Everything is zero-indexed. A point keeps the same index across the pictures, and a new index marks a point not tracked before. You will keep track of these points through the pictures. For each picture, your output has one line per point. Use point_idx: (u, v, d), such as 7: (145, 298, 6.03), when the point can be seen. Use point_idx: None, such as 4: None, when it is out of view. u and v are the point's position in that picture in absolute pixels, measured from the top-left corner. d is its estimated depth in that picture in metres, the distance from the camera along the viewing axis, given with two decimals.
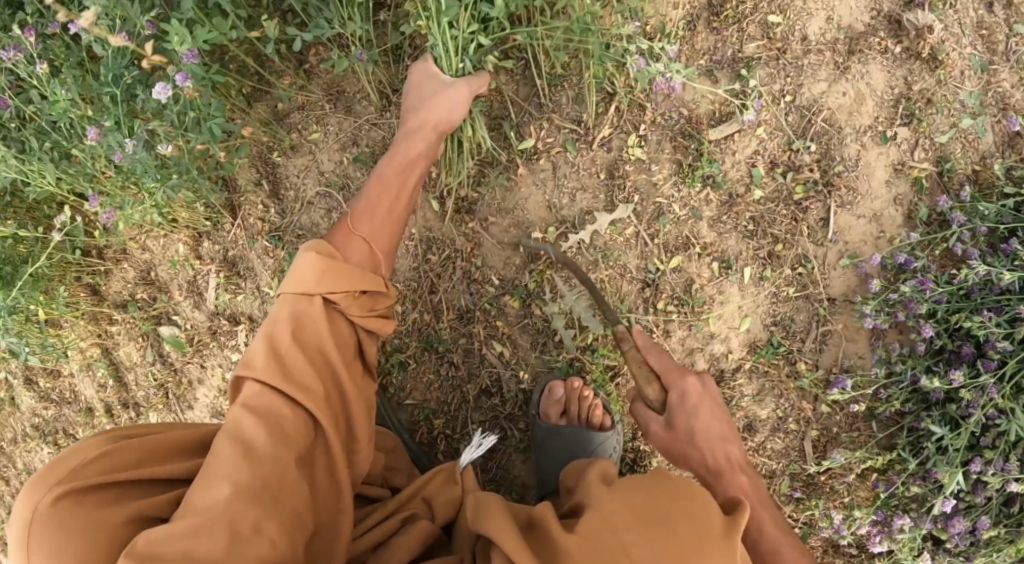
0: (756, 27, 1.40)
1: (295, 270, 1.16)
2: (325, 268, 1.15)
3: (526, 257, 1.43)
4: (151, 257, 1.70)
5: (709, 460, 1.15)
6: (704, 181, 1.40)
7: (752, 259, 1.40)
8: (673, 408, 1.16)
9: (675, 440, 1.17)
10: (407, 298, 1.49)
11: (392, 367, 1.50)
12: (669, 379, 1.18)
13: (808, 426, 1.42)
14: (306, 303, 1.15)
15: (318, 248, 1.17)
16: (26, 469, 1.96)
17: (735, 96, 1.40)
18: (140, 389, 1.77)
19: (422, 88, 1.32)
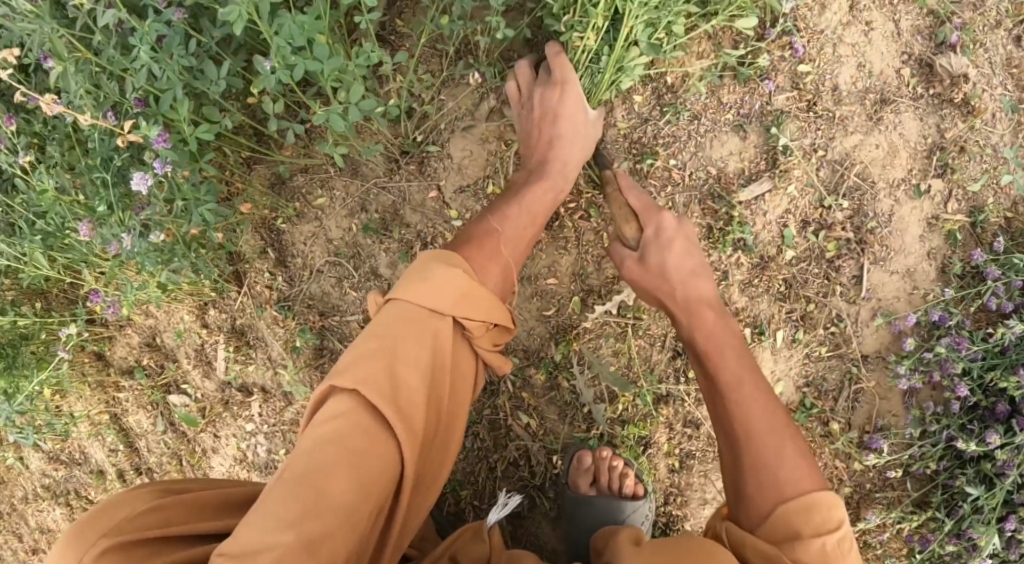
0: (785, 77, 1.34)
1: (431, 284, 1.01)
2: (464, 292, 1.02)
3: (554, 329, 1.39)
4: (155, 323, 1.64)
5: (680, 290, 1.17)
6: (735, 246, 1.35)
7: (783, 322, 1.37)
8: (647, 244, 1.20)
9: (646, 276, 1.20)
10: None
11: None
12: (646, 217, 1.22)
13: (841, 484, 1.39)
14: (437, 323, 1.01)
15: (456, 268, 1.04)
16: (40, 530, 1.83)
17: (764, 154, 1.35)
18: (153, 455, 1.71)
19: (573, 118, 1.28)
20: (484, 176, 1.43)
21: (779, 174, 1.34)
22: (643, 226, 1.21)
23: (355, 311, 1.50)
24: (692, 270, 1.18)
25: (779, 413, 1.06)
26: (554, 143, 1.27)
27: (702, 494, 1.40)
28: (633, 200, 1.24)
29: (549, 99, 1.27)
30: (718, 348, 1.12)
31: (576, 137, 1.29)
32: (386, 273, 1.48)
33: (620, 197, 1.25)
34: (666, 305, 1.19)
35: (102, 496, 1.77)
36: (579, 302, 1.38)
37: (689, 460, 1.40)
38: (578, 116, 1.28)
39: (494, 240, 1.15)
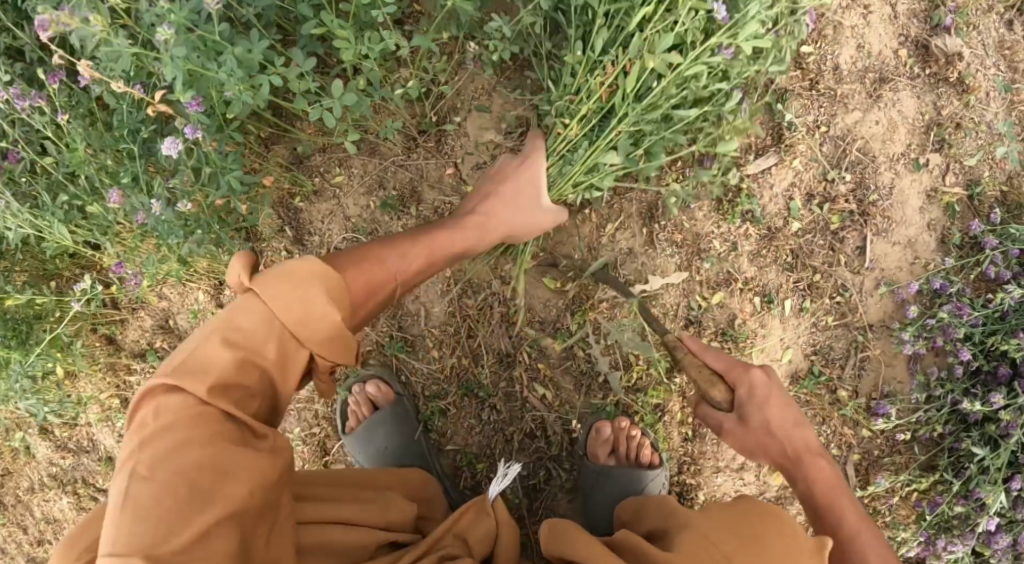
0: (789, 58, 1.40)
1: (302, 300, 0.92)
2: (337, 328, 0.94)
3: (570, 299, 1.43)
4: (168, 306, 1.68)
5: (787, 448, 1.10)
6: (743, 218, 1.40)
7: (790, 291, 1.41)
8: (742, 405, 1.12)
9: (747, 432, 1.12)
10: (445, 343, 1.50)
11: (432, 413, 1.52)
12: (733, 377, 1.14)
13: (850, 451, 1.43)
14: (292, 345, 0.93)
15: (327, 286, 0.94)
16: (44, 520, 1.81)
17: (770, 129, 1.40)
18: None
19: (521, 189, 1.33)
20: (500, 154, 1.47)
21: (784, 149, 1.40)
22: (734, 387, 1.13)
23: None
24: (794, 423, 1.11)
25: None
26: (490, 196, 1.32)
27: (715, 462, 1.45)
28: (714, 362, 1.15)
29: (512, 164, 1.36)
30: (833, 508, 1.06)
31: (512, 203, 1.33)
32: None
33: (701, 366, 1.16)
34: (781, 466, 1.12)
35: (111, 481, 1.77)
36: (594, 274, 1.42)
37: (702, 429, 1.44)
38: (527, 192, 1.35)
39: (376, 265, 1.10)
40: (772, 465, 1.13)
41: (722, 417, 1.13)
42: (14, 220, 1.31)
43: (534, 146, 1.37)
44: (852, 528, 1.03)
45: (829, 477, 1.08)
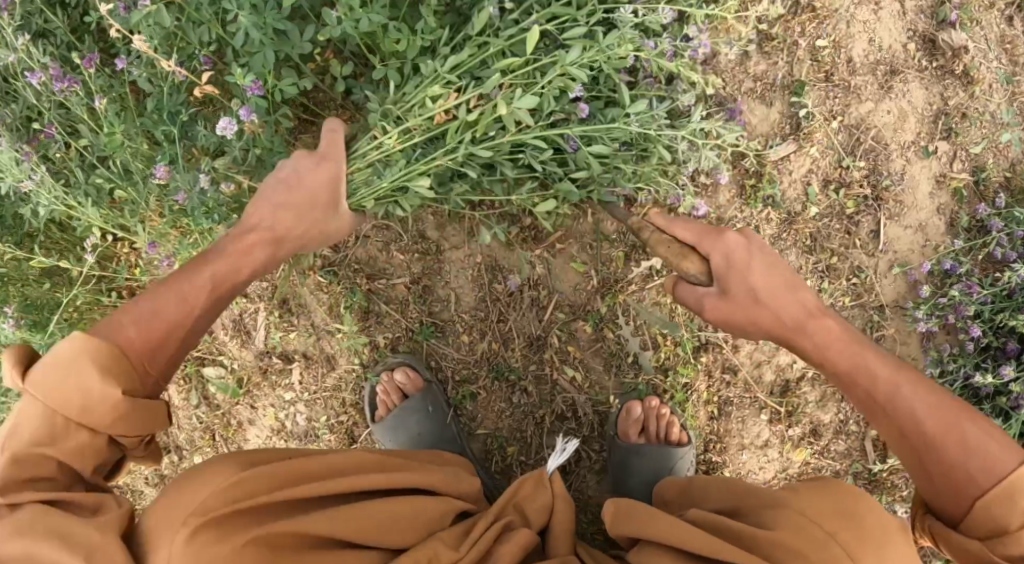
0: (805, 51, 1.47)
1: (65, 386, 0.88)
2: (116, 405, 0.89)
3: (601, 282, 1.48)
4: None
5: (782, 314, 1.08)
6: (765, 202, 1.45)
7: (809, 272, 1.47)
8: (723, 275, 1.09)
9: (733, 304, 1.09)
10: (475, 327, 1.54)
11: (463, 397, 1.55)
12: (708, 247, 1.10)
13: (867, 427, 1.49)
14: (77, 429, 0.90)
15: (90, 365, 0.89)
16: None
17: (789, 118, 1.46)
18: (182, 432, 1.69)
19: (295, 189, 1.15)
20: None
21: (803, 137, 1.46)
22: (710, 254, 1.10)
23: (404, 274, 1.56)
24: (787, 287, 1.09)
25: (940, 399, 0.98)
26: (309, 202, 1.15)
27: (740, 439, 1.50)
28: (685, 234, 1.12)
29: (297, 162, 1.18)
30: (856, 364, 1.04)
31: (327, 213, 1.18)
32: (434, 236, 1.55)
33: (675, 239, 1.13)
34: (778, 335, 1.10)
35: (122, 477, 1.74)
36: (622, 258, 1.47)
37: (728, 407, 1.49)
38: (325, 196, 1.18)
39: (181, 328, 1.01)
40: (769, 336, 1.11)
41: (705, 294, 1.11)
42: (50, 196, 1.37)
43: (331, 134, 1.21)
44: (885, 384, 1.00)
45: (832, 337, 1.05)
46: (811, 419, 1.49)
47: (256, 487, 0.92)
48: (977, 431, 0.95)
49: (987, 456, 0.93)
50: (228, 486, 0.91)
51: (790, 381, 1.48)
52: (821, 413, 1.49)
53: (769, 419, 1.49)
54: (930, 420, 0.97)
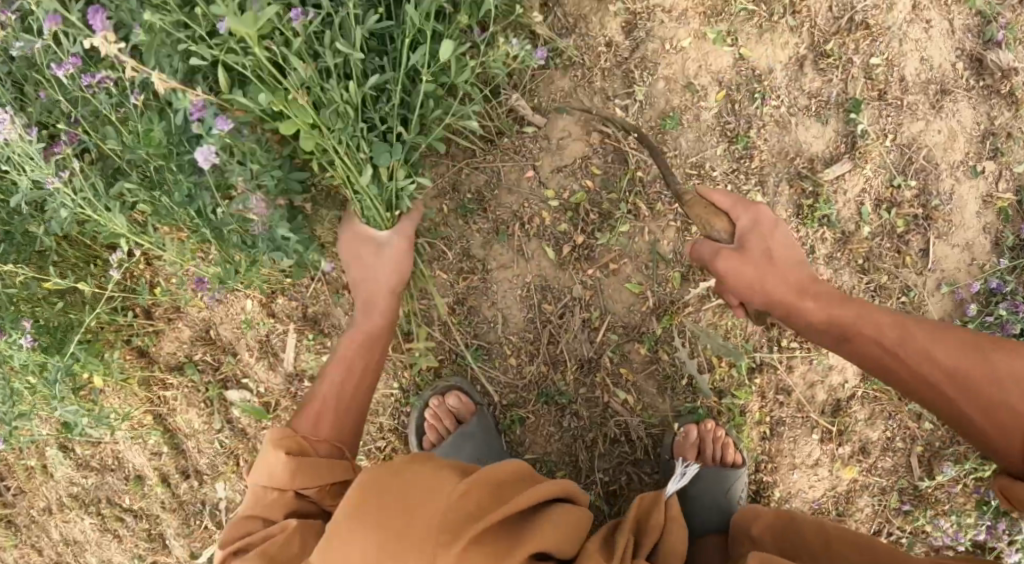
0: (859, 69, 1.45)
1: (262, 464, 1.11)
2: (294, 463, 1.10)
3: (656, 303, 1.45)
4: (211, 315, 1.68)
5: (788, 277, 1.18)
6: (820, 222, 1.45)
7: (861, 291, 1.47)
8: (747, 237, 1.20)
9: (752, 265, 1.18)
10: (524, 349, 1.50)
11: (512, 422, 1.52)
12: (738, 213, 1.21)
13: (913, 443, 1.50)
14: (277, 497, 1.09)
15: (281, 440, 1.13)
16: (64, 540, 1.85)
17: (844, 135, 1.45)
18: (204, 457, 1.75)
19: (356, 251, 1.36)
20: (584, 156, 1.47)
21: (858, 155, 1.45)
22: (738, 219, 1.21)
23: (447, 295, 1.50)
24: (796, 259, 1.20)
25: (969, 344, 1.05)
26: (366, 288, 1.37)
27: (791, 459, 1.49)
28: (719, 198, 1.21)
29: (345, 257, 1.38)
30: (859, 319, 1.13)
31: (377, 253, 1.36)
32: (480, 254, 1.49)
33: (706, 203, 1.23)
34: (778, 302, 1.18)
35: (139, 501, 1.79)
36: (679, 278, 1.44)
37: (779, 427, 1.49)
38: (365, 248, 1.36)
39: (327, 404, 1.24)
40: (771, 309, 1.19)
41: (722, 253, 1.19)
42: (75, 199, 1.29)
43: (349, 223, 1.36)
44: (902, 339, 1.08)
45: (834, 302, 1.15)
46: (860, 436, 1.49)
47: (477, 497, 0.97)
48: (1007, 360, 1.02)
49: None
50: (460, 496, 0.96)
51: (842, 400, 1.48)
52: (869, 431, 1.49)
53: (820, 438, 1.49)
54: (961, 369, 1.03)
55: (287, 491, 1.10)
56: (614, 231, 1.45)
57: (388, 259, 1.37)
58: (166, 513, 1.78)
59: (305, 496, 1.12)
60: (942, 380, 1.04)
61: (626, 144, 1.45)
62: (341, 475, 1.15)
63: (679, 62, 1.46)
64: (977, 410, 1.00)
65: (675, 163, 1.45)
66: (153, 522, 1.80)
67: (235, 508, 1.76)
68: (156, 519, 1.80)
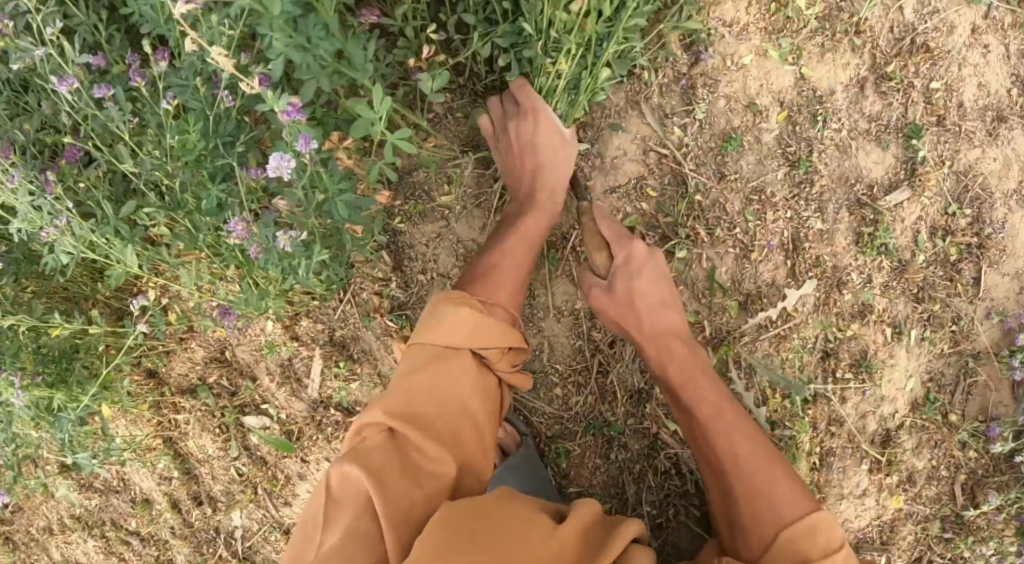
0: (919, 93, 1.40)
1: (436, 318, 1.15)
2: (470, 323, 1.14)
3: (712, 334, 1.42)
4: (226, 337, 1.69)
5: (646, 322, 1.28)
6: (879, 251, 1.41)
7: (913, 321, 1.44)
8: (617, 271, 1.29)
9: (614, 302, 1.29)
10: (573, 378, 1.46)
11: (557, 455, 1.48)
12: (617, 247, 1.31)
13: (957, 472, 1.48)
14: (450, 355, 1.13)
15: (459, 301, 1.16)
16: (65, 561, 1.92)
17: (903, 162, 1.41)
18: (218, 483, 1.77)
19: (543, 138, 1.34)
20: (640, 176, 1.42)
21: (917, 183, 1.41)
22: (614, 254, 1.30)
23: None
24: (660, 303, 1.28)
25: (762, 445, 1.18)
26: (537, 171, 1.36)
27: (840, 489, 1.47)
28: (606, 231, 1.32)
29: (523, 130, 1.33)
30: (690, 382, 1.25)
31: (558, 147, 1.35)
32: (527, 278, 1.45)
33: (596, 233, 1.34)
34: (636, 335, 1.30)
35: (146, 525, 1.86)
36: (736, 307, 1.41)
37: (829, 458, 1.46)
38: (553, 138, 1.35)
39: (499, 273, 1.27)
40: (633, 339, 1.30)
41: (594, 293, 1.30)
42: (75, 243, 1.38)
43: (525, 94, 1.33)
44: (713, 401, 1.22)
45: (673, 354, 1.27)
46: (907, 466, 1.48)
47: (572, 546, 0.99)
48: (783, 474, 1.15)
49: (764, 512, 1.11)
50: (557, 550, 0.97)
51: (891, 429, 1.46)
52: (916, 460, 1.47)
53: (869, 468, 1.47)
54: (743, 458, 1.17)
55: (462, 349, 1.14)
56: (671, 259, 1.41)
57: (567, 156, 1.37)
58: (177, 538, 1.83)
59: (480, 356, 1.16)
60: (725, 458, 1.18)
61: (684, 167, 1.41)
62: (511, 341, 1.18)
63: (739, 80, 1.40)
64: (742, 501, 1.14)
65: (735, 186, 1.40)
66: (161, 548, 1.86)
67: (250, 536, 1.77)
68: (165, 544, 1.85)
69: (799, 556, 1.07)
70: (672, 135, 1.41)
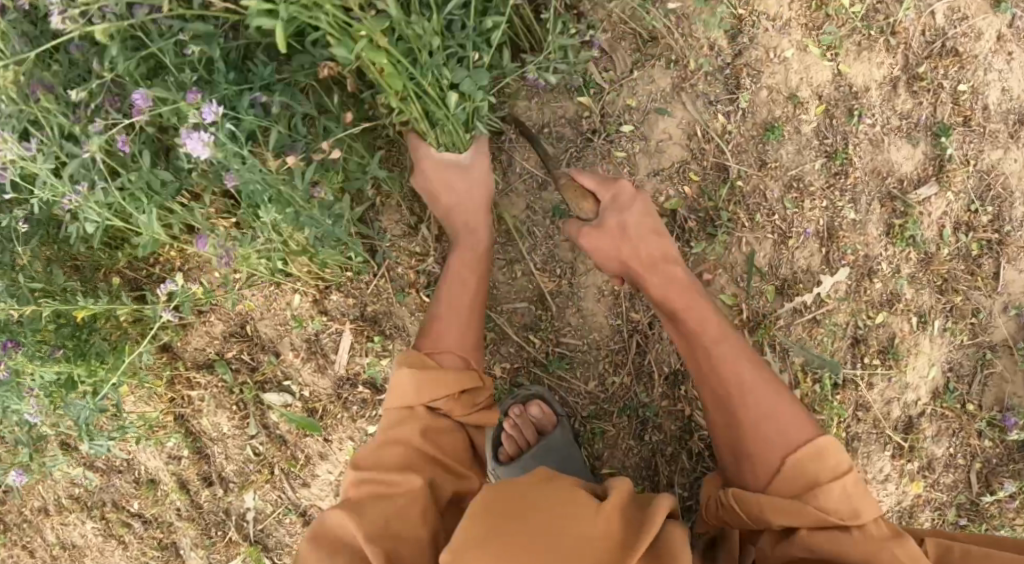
0: (946, 93, 1.47)
1: (392, 386, 1.13)
2: (419, 381, 1.12)
3: (748, 317, 1.46)
4: (247, 310, 1.66)
5: (640, 248, 1.19)
6: (907, 242, 1.47)
7: (936, 312, 1.49)
8: (606, 210, 1.20)
9: (605, 238, 1.19)
10: (610, 358, 1.48)
11: (593, 435, 1.50)
12: (605, 190, 1.21)
13: (973, 460, 1.53)
14: (409, 413, 1.12)
15: (410, 362, 1.15)
16: (60, 542, 1.85)
17: (931, 159, 1.47)
18: (231, 463, 1.73)
19: (444, 176, 1.30)
20: (682, 160, 1.46)
21: (944, 179, 1.47)
22: (602, 196, 1.21)
23: (529, 297, 1.49)
24: (653, 230, 1.20)
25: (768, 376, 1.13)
26: (448, 211, 1.32)
27: (864, 474, 1.51)
28: (587, 180, 1.22)
29: (424, 178, 1.31)
30: (687, 305, 1.18)
31: (467, 177, 1.31)
32: (569, 256, 1.47)
33: (575, 182, 1.24)
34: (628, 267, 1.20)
35: (150, 507, 1.80)
36: (773, 291, 1.46)
37: (853, 443, 1.50)
38: (455, 179, 1.31)
39: (439, 321, 1.24)
40: (622, 272, 1.22)
41: (582, 234, 1.21)
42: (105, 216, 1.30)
43: (417, 148, 1.29)
44: (714, 342, 1.14)
45: (672, 281, 1.19)
46: (927, 453, 1.52)
47: (617, 517, 0.94)
48: (790, 405, 1.09)
49: (772, 439, 1.06)
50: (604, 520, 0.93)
51: (913, 416, 1.51)
52: (935, 447, 1.52)
53: (891, 454, 1.51)
54: (746, 382, 1.11)
55: (418, 406, 1.13)
56: (710, 242, 1.45)
57: (476, 177, 1.32)
58: (183, 520, 1.78)
59: (437, 408, 1.15)
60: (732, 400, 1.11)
61: (727, 154, 1.45)
62: (465, 382, 1.16)
63: (782, 72, 1.45)
64: (744, 434, 1.08)
65: (776, 174, 1.45)
66: (166, 531, 1.80)
67: (264, 519, 1.73)
68: (170, 527, 1.80)
69: (805, 482, 1.03)
70: (716, 122, 1.45)
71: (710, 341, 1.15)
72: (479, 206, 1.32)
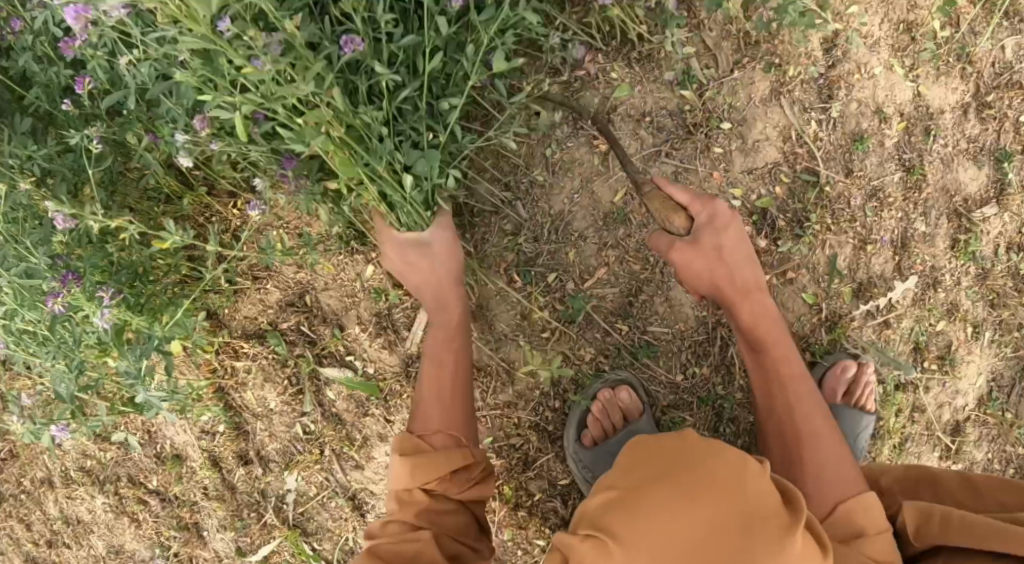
0: (1011, 122, 1.57)
1: (391, 471, 1.19)
2: (408, 464, 1.17)
3: (826, 315, 1.54)
4: (311, 278, 1.58)
5: (732, 276, 1.24)
6: (969, 258, 1.57)
7: (988, 323, 1.59)
8: (701, 229, 1.23)
9: (699, 258, 1.23)
10: (695, 349, 1.51)
11: (672, 423, 1.52)
12: (696, 208, 1.24)
13: (1008, 466, 1.63)
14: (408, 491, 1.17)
15: (405, 447, 1.20)
16: (63, 517, 1.71)
17: (993, 182, 1.58)
18: (273, 441, 1.64)
19: (410, 260, 1.31)
20: (773, 162, 1.52)
21: (1004, 202, 1.57)
22: (694, 214, 1.23)
23: (618, 284, 1.50)
24: (746, 258, 1.25)
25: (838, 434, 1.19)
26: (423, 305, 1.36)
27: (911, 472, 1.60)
28: (678, 194, 1.24)
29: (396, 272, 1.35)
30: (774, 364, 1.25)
31: (425, 251, 1.30)
32: None
33: (666, 196, 1.25)
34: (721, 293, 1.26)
35: (173, 485, 1.67)
36: (850, 293, 1.54)
37: (906, 442, 1.59)
38: (416, 259, 1.31)
39: (425, 401, 1.27)
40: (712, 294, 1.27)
41: (672, 250, 1.24)
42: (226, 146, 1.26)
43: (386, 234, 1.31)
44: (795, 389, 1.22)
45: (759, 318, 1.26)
46: (969, 456, 1.62)
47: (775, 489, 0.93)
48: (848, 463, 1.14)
49: (832, 484, 1.12)
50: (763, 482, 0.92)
51: (959, 421, 1.60)
52: (976, 451, 1.62)
53: (939, 455, 1.60)
54: (814, 423, 1.19)
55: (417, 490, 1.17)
56: (795, 242, 1.52)
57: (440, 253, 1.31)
58: (211, 500, 1.66)
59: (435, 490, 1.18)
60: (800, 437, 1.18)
61: (817, 160, 1.52)
62: (454, 462, 1.18)
63: (869, 87, 1.53)
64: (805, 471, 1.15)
65: (860, 183, 1.53)
66: (188, 512, 1.68)
67: (304, 501, 1.65)
68: (194, 507, 1.68)
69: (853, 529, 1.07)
70: (809, 128, 1.52)
71: (795, 430, 1.19)
72: (444, 284, 1.32)
